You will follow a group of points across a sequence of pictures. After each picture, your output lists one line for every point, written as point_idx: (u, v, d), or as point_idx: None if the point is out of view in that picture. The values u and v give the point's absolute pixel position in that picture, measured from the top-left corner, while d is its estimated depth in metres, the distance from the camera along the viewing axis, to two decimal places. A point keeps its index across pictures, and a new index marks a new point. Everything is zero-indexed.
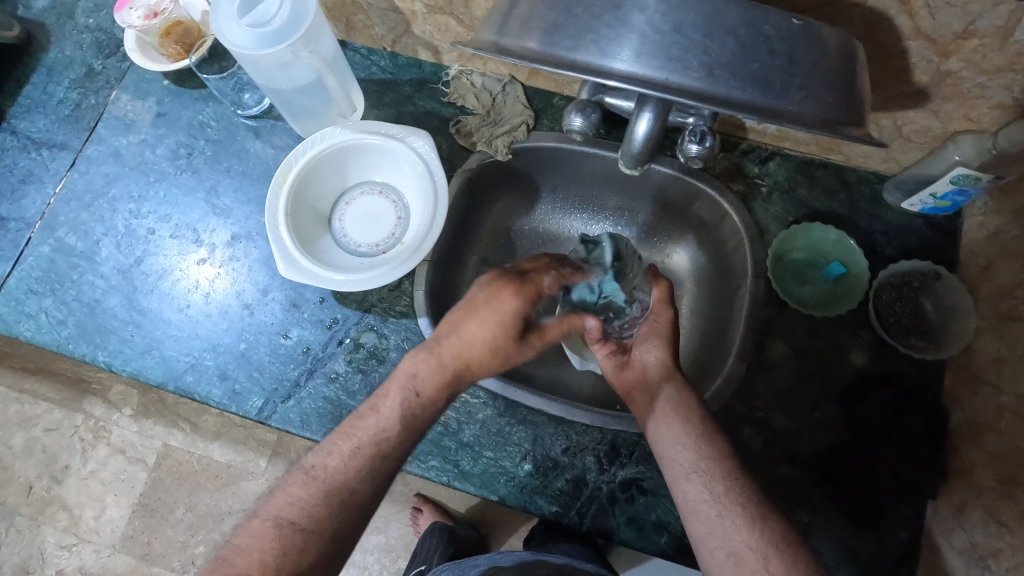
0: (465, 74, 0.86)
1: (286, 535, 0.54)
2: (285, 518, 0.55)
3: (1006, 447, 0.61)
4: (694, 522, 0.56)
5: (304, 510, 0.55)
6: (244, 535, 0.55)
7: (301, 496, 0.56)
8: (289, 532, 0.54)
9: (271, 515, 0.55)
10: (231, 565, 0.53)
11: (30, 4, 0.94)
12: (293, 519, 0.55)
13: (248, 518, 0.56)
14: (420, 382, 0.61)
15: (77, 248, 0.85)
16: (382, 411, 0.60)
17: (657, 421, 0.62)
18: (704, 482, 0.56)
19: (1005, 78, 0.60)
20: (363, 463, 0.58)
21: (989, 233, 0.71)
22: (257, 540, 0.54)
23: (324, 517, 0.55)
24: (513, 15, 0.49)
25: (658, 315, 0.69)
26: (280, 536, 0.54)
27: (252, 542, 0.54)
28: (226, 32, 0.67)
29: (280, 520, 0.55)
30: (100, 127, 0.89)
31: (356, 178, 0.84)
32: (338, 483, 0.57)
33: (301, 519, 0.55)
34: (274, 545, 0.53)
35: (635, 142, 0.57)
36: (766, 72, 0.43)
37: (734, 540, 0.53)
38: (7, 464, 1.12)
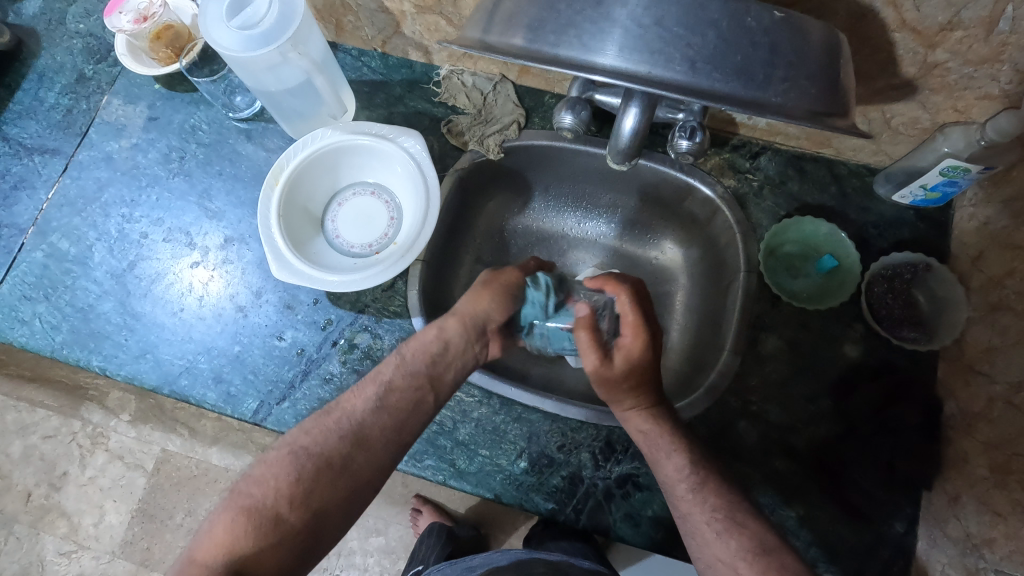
0: (456, 74, 0.86)
1: (298, 463, 0.54)
2: (298, 445, 0.56)
3: (998, 436, 0.61)
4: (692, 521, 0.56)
5: (316, 440, 0.56)
6: (260, 466, 0.55)
7: (314, 428, 0.57)
8: (303, 461, 0.55)
9: (289, 444, 0.56)
10: (249, 495, 0.53)
11: (20, 11, 0.94)
12: (308, 447, 0.56)
13: (265, 453, 0.57)
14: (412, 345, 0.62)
15: (70, 254, 0.85)
16: (383, 372, 0.60)
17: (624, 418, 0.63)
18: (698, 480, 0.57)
19: (991, 68, 0.61)
20: (372, 396, 0.59)
21: (980, 223, 0.71)
22: (273, 469, 0.54)
23: (333, 446, 0.56)
24: (499, 12, 0.49)
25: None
26: (295, 464, 0.54)
27: (268, 469, 0.54)
28: (215, 35, 0.67)
29: (297, 449, 0.55)
30: (92, 132, 0.89)
31: (349, 179, 0.84)
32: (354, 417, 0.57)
33: (312, 447, 0.55)
34: (290, 473, 0.54)
35: (622, 137, 0.57)
36: (748, 65, 0.43)
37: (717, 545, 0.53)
38: (6, 471, 1.12)
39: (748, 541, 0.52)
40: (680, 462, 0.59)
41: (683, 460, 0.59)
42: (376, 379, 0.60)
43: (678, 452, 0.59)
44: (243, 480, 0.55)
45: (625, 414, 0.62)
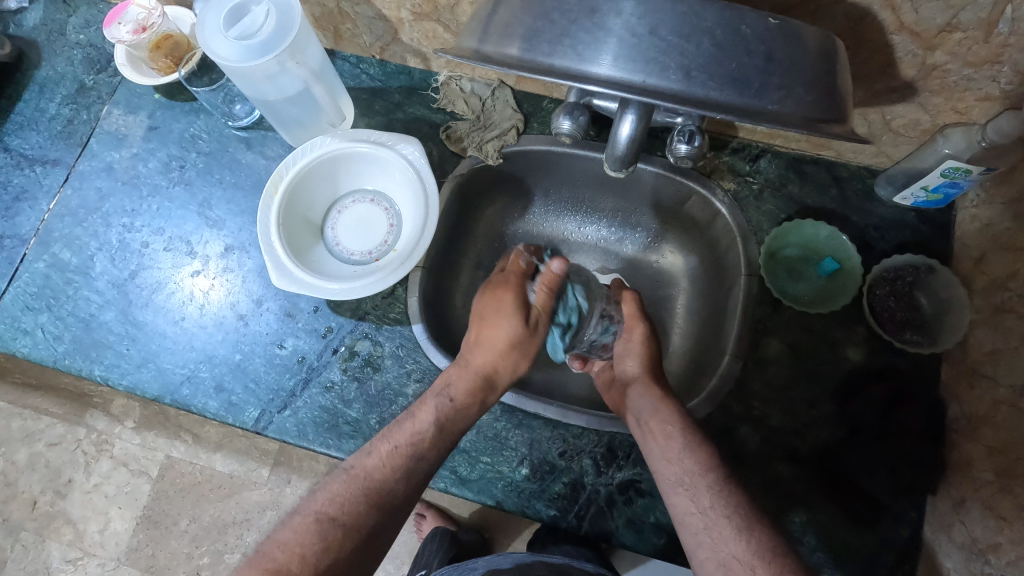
0: (454, 80, 0.86)
1: (327, 530, 0.54)
2: (324, 513, 0.56)
3: (1004, 440, 0.61)
4: (686, 534, 0.57)
5: (344, 507, 0.57)
6: (284, 530, 0.55)
7: (341, 492, 0.58)
8: (333, 529, 0.55)
9: (311, 510, 0.56)
10: (272, 560, 0.52)
11: (21, 22, 0.94)
12: (332, 514, 0.56)
13: (287, 516, 0.56)
14: (453, 389, 0.66)
15: (72, 264, 0.85)
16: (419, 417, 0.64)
17: (643, 433, 0.65)
18: (696, 489, 0.58)
19: (991, 70, 0.60)
20: (396, 461, 0.60)
21: (982, 224, 0.71)
22: (298, 535, 0.54)
23: (362, 512, 0.57)
24: (494, 22, 0.49)
25: (630, 331, 0.73)
26: (319, 530, 0.54)
27: (293, 536, 0.54)
28: (213, 45, 0.67)
29: (321, 514, 0.56)
30: (92, 143, 0.90)
31: (348, 187, 0.84)
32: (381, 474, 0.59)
33: (340, 513, 0.56)
34: (317, 543, 0.53)
35: (619, 144, 0.56)
36: (744, 72, 0.43)
37: (723, 551, 0.53)
38: (12, 479, 1.12)
39: (748, 551, 0.52)
40: (671, 475, 0.60)
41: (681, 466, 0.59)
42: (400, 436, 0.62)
43: None
44: (265, 543, 0.54)
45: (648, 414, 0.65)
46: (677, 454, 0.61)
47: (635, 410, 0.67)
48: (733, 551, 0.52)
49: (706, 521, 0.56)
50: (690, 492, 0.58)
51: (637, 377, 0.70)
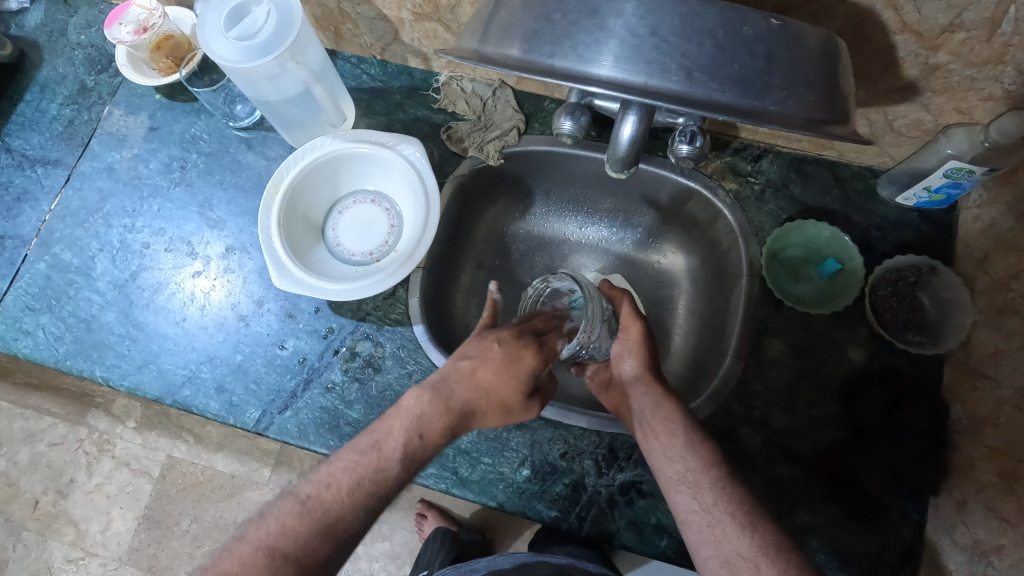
0: (455, 80, 0.86)
1: (276, 567, 0.49)
2: (273, 546, 0.51)
3: (1006, 441, 0.60)
4: (688, 532, 0.56)
5: (296, 540, 0.51)
6: (230, 561, 0.50)
7: (294, 523, 0.52)
8: (281, 564, 0.50)
9: (259, 542, 0.51)
10: None
11: (22, 22, 0.95)
12: (282, 550, 0.51)
13: (234, 543, 0.52)
14: (425, 426, 0.59)
15: (73, 265, 0.85)
16: (385, 449, 0.57)
17: (646, 434, 0.64)
18: (698, 488, 0.57)
19: (994, 70, 0.60)
20: (353, 491, 0.54)
21: (984, 224, 0.71)
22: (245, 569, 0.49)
23: (315, 548, 0.51)
24: (494, 23, 0.49)
25: (626, 330, 0.67)
26: (270, 566, 0.49)
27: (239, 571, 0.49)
28: (213, 46, 0.67)
29: (271, 550, 0.51)
30: (93, 144, 0.90)
31: (349, 188, 0.84)
32: (341, 507, 0.53)
33: (291, 548, 0.51)
34: None
35: (620, 145, 0.56)
36: (745, 73, 0.43)
37: (727, 548, 0.53)
38: (14, 478, 1.13)
39: (752, 548, 0.52)
40: (673, 473, 0.60)
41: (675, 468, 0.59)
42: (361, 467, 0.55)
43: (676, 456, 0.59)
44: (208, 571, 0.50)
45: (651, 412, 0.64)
46: (680, 452, 0.60)
47: (639, 409, 0.65)
48: (737, 548, 0.52)
49: (709, 518, 0.55)
50: (693, 490, 0.58)
51: (636, 377, 0.67)
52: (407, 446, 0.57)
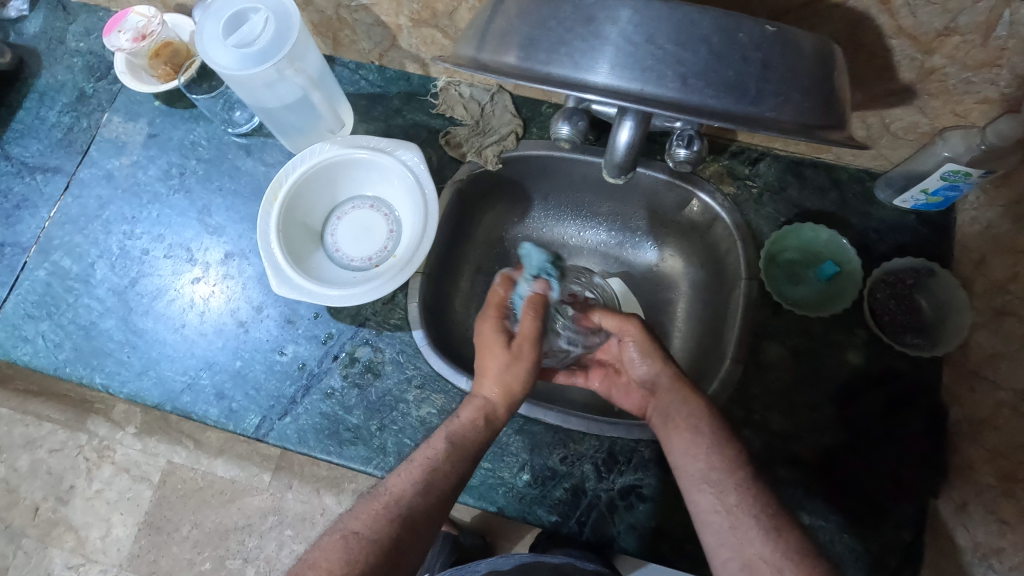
0: (453, 85, 0.86)
1: (352, 545, 0.54)
2: (349, 531, 0.56)
3: (1006, 444, 0.60)
4: (706, 532, 0.57)
5: (368, 523, 0.56)
6: (314, 551, 0.55)
7: (367, 510, 0.57)
8: (356, 543, 0.54)
9: (338, 529, 0.57)
10: None
11: (21, 30, 0.95)
12: (357, 530, 0.56)
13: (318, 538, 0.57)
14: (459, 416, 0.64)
15: (72, 272, 0.85)
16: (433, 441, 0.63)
17: (668, 429, 0.64)
18: (721, 488, 0.58)
19: (990, 73, 0.60)
20: (417, 477, 0.59)
21: (982, 226, 0.71)
22: (326, 553, 0.54)
23: (384, 527, 0.56)
24: (491, 30, 0.49)
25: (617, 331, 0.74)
26: (347, 546, 0.54)
27: (321, 554, 0.54)
28: (211, 54, 0.67)
29: (348, 532, 0.56)
30: (93, 150, 0.90)
31: (348, 193, 0.84)
32: (403, 489, 0.58)
33: (365, 530, 0.56)
34: (340, 556, 0.53)
35: (617, 150, 0.57)
36: (740, 79, 0.43)
37: (748, 550, 0.54)
38: (13, 485, 1.13)
39: (773, 552, 0.53)
40: (694, 471, 0.60)
41: (696, 471, 0.60)
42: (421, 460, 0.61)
43: (689, 462, 0.61)
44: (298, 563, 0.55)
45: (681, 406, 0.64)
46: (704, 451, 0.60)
47: (663, 407, 0.66)
48: (759, 552, 0.53)
49: (731, 519, 0.56)
50: (716, 489, 0.58)
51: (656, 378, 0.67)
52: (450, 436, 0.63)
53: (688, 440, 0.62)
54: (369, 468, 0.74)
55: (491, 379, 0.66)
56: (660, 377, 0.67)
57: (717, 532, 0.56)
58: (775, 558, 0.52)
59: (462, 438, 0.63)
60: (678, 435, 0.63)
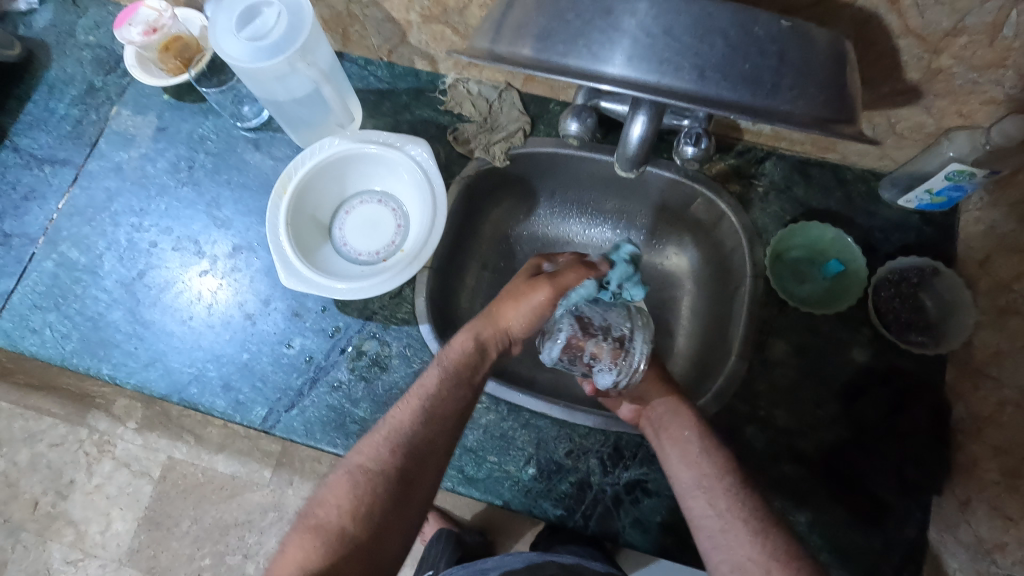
0: (462, 82, 0.87)
1: (362, 483, 0.57)
2: (357, 466, 0.59)
3: (1010, 440, 0.61)
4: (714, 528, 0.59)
5: (372, 460, 0.59)
6: (323, 489, 0.58)
7: (374, 446, 0.60)
8: (363, 478, 0.58)
9: (345, 467, 0.59)
10: (313, 517, 0.56)
11: (30, 23, 0.95)
12: (364, 467, 0.59)
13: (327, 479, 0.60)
14: (453, 347, 0.65)
15: (80, 263, 0.85)
16: (428, 379, 0.64)
17: (663, 442, 0.64)
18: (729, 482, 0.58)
19: (996, 73, 0.61)
20: (418, 408, 0.62)
21: (986, 227, 0.71)
22: (336, 493, 0.57)
23: (389, 460, 0.59)
24: (507, 22, 0.49)
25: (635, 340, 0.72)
26: (356, 483, 0.57)
27: (330, 493, 0.58)
28: (225, 46, 0.68)
29: (355, 471, 0.59)
30: (101, 143, 0.90)
31: (356, 188, 0.84)
32: (405, 427, 0.61)
33: (371, 463, 0.59)
34: (351, 496, 0.57)
35: (629, 144, 0.57)
36: (757, 73, 0.43)
37: (739, 554, 0.54)
38: (13, 479, 1.12)
39: None
40: (687, 481, 0.60)
41: (688, 480, 0.60)
42: (421, 398, 0.62)
43: (681, 472, 0.61)
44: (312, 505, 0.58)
45: (676, 413, 0.65)
46: (695, 457, 0.61)
47: (655, 417, 0.66)
48: None
49: (723, 522, 0.56)
50: None
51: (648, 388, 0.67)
52: (446, 375, 0.64)
53: (681, 450, 0.62)
54: None
55: (504, 312, 0.67)
56: (647, 393, 0.67)
57: (711, 536, 0.56)
58: (765, 558, 0.52)
59: (461, 374, 0.64)
60: (671, 445, 0.63)
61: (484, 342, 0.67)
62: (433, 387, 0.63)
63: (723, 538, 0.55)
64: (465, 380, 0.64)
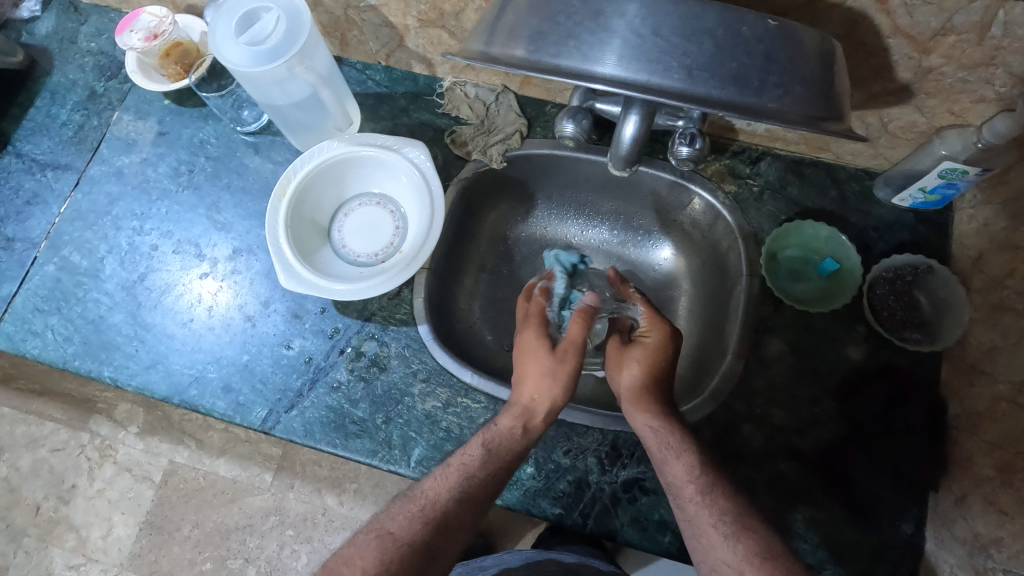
0: (459, 85, 0.88)
1: (386, 545, 0.57)
2: (385, 530, 0.59)
3: (1004, 435, 0.61)
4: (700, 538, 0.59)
5: (401, 524, 0.59)
6: (350, 547, 0.58)
7: (401, 513, 0.60)
8: (390, 543, 0.57)
9: (374, 528, 0.59)
10: (337, 572, 0.56)
11: (33, 30, 0.97)
12: (392, 532, 0.58)
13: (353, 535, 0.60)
14: (495, 425, 0.65)
15: (82, 267, 0.86)
16: (467, 450, 0.63)
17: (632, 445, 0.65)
18: None
19: (985, 72, 0.61)
20: (454, 484, 0.61)
21: (979, 224, 0.72)
22: (360, 551, 0.57)
23: (419, 531, 0.58)
24: (501, 25, 0.50)
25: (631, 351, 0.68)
26: (381, 546, 0.57)
27: (356, 550, 0.57)
28: (224, 51, 0.69)
29: (383, 532, 0.58)
30: (103, 148, 0.91)
31: (354, 190, 0.85)
32: (437, 498, 0.60)
33: (399, 531, 0.58)
34: (375, 555, 0.56)
35: (623, 143, 0.59)
36: (744, 71, 0.44)
37: (714, 556, 0.57)
38: (14, 485, 1.13)
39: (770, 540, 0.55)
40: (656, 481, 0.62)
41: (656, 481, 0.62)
42: (455, 467, 0.62)
43: None
44: (333, 558, 0.58)
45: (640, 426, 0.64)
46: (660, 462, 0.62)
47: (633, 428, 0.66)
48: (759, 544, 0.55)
49: (692, 528, 0.59)
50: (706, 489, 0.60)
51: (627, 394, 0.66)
52: (485, 442, 0.63)
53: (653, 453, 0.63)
54: (374, 461, 0.75)
55: (531, 383, 0.66)
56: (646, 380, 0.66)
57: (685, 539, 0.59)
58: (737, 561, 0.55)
59: (498, 442, 0.63)
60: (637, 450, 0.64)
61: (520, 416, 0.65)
62: (470, 459, 0.62)
63: (702, 539, 0.58)
64: (507, 452, 0.63)
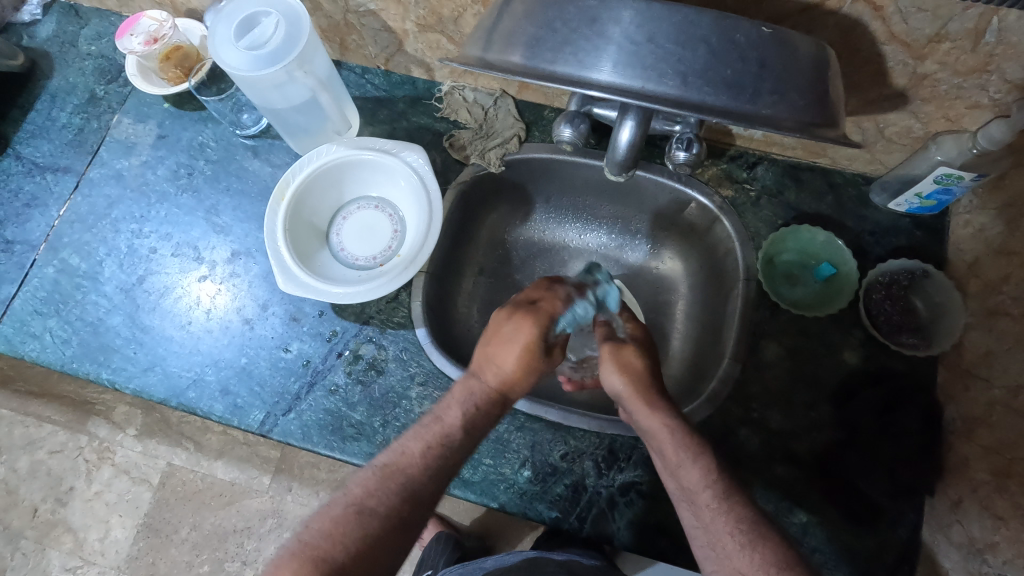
0: (457, 90, 0.88)
1: (366, 520, 0.55)
2: (361, 504, 0.56)
3: (999, 440, 0.61)
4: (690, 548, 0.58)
5: (379, 498, 0.57)
6: (322, 519, 0.55)
7: (378, 487, 0.57)
8: (369, 518, 0.55)
9: (348, 501, 0.57)
10: (314, 548, 0.53)
11: (34, 34, 0.97)
12: (370, 505, 0.56)
13: (322, 506, 0.57)
14: (476, 399, 0.64)
15: (81, 269, 0.86)
16: (446, 420, 0.62)
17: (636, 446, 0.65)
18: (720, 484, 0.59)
19: (980, 78, 0.62)
20: (431, 455, 0.59)
21: (975, 229, 0.72)
22: (336, 525, 0.54)
23: (398, 505, 0.56)
24: (498, 31, 0.51)
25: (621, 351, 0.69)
26: (360, 520, 0.55)
27: (333, 523, 0.54)
28: (224, 56, 0.69)
29: (360, 506, 0.56)
30: (103, 151, 0.92)
31: (353, 194, 0.86)
32: (416, 469, 0.59)
33: (378, 505, 0.56)
34: (355, 529, 0.54)
35: (619, 149, 0.59)
36: (738, 78, 0.44)
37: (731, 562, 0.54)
38: (13, 486, 1.13)
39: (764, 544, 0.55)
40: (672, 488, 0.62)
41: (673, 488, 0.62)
42: (432, 438, 0.60)
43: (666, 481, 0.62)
44: (302, 532, 0.55)
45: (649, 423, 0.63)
46: (673, 469, 0.61)
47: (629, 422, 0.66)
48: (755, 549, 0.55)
49: (709, 536, 0.57)
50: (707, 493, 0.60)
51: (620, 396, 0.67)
52: (464, 416, 0.62)
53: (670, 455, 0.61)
54: (372, 464, 0.75)
55: (512, 367, 0.65)
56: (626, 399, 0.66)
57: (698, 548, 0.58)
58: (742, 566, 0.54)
59: (475, 420, 0.63)
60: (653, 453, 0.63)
61: (495, 398, 0.64)
62: (450, 431, 0.61)
63: (716, 547, 0.56)
64: (480, 424, 0.63)
